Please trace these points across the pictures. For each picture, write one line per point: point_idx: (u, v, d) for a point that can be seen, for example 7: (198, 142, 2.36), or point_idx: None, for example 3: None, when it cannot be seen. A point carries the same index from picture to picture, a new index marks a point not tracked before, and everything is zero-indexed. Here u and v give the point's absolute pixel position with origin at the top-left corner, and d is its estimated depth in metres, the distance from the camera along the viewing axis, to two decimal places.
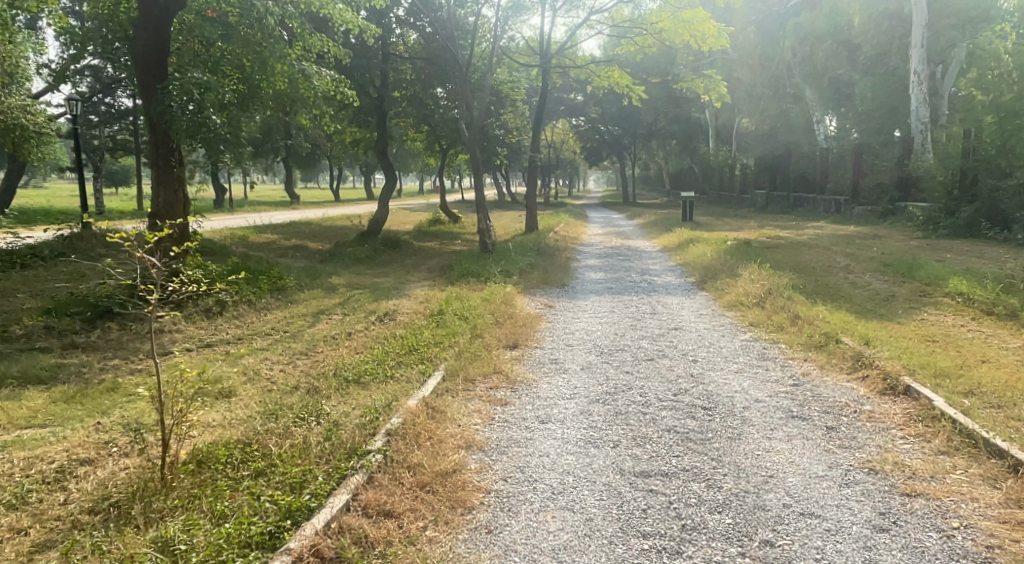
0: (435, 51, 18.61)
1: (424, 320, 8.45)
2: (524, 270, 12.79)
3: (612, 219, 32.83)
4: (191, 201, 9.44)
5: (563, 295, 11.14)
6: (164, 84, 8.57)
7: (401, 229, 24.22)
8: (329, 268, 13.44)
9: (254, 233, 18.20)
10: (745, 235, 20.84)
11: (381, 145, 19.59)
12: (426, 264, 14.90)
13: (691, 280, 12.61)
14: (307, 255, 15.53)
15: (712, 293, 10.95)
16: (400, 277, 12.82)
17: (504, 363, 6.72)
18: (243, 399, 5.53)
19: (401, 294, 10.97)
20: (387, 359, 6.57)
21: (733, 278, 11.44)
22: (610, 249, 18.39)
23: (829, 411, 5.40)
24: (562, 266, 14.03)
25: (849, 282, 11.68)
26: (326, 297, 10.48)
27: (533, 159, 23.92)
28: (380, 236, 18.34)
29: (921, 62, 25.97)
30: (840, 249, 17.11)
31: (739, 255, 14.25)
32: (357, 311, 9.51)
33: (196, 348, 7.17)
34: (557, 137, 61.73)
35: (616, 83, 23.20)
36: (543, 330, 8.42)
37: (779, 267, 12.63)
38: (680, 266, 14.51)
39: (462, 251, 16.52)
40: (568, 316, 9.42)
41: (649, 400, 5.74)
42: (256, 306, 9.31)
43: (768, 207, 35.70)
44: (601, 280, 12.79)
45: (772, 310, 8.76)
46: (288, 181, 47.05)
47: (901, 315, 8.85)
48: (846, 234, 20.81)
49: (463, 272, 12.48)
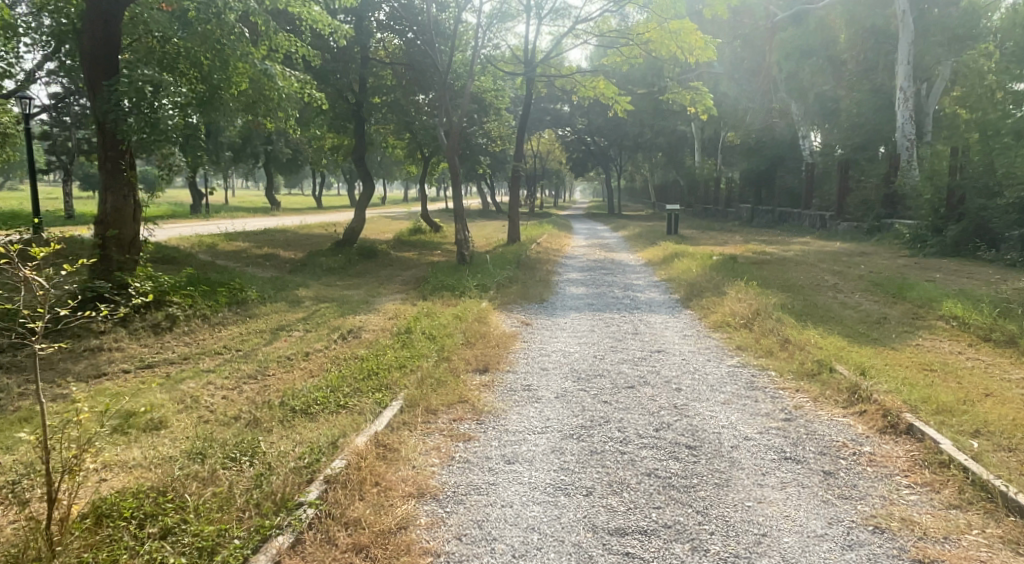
0: (415, 57, 18.10)
1: (389, 340, 7.89)
2: (502, 284, 12.24)
3: (596, 231, 32.43)
4: (142, 208, 8.86)
5: (541, 311, 10.60)
6: (112, 81, 7.98)
7: (379, 238, 23.64)
8: (298, 279, 12.86)
9: (224, 241, 17.56)
10: (730, 250, 20.45)
11: (358, 151, 19.02)
12: (401, 276, 14.34)
13: (675, 297, 12.12)
14: (278, 265, 14.93)
15: (697, 311, 10.47)
16: (371, 289, 12.25)
17: (471, 390, 6.16)
18: (173, 434, 4.97)
19: (370, 308, 10.40)
20: (343, 384, 6.00)
21: (718, 296, 10.96)
22: (593, 263, 17.89)
23: (826, 453, 4.89)
24: (542, 280, 13.51)
25: (840, 302, 11.24)
26: (289, 312, 9.88)
27: (517, 169, 23.41)
28: (356, 245, 17.76)
29: (907, 79, 25.87)
30: (827, 266, 16.74)
31: (726, 272, 13.80)
32: (320, 327, 8.93)
33: (134, 370, 6.58)
34: (543, 147, 61.36)
35: (602, 94, 22.70)
36: (517, 351, 7.86)
37: (766, 285, 12.19)
38: (664, 282, 14.04)
39: (440, 262, 15.97)
40: (545, 336, 8.87)
41: (628, 436, 5.19)
42: (211, 321, 8.72)
43: (753, 222, 35.46)
44: (582, 296, 12.27)
45: (759, 334, 8.26)
46: (269, 187, 46.28)
47: (895, 340, 8.38)
48: (832, 251, 20.49)
49: (438, 285, 11.92)
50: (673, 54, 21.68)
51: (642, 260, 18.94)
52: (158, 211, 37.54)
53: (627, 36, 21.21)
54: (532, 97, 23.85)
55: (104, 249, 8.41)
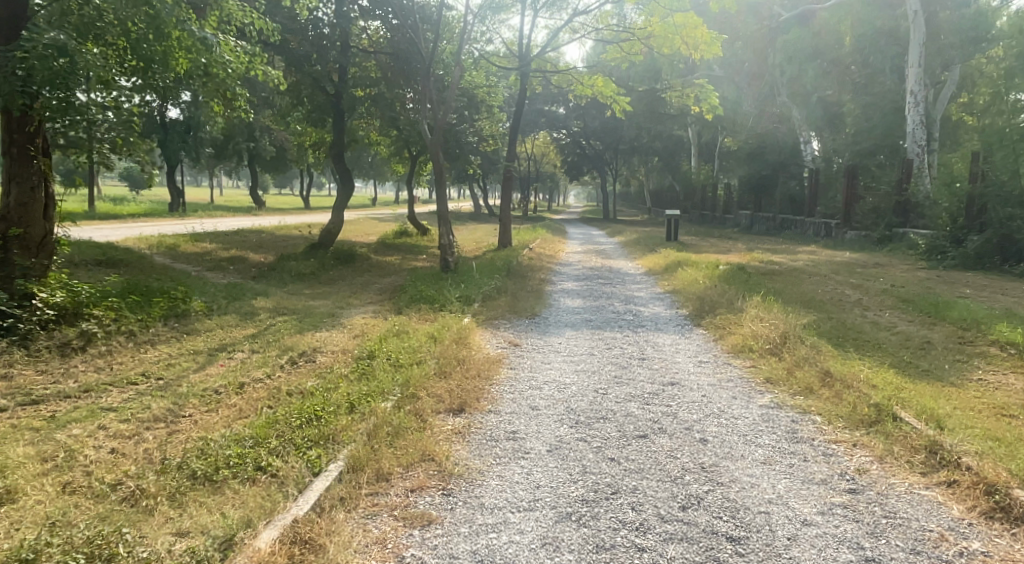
0: (400, 45, 16.67)
1: (346, 368, 6.50)
2: (489, 296, 10.86)
3: (592, 236, 31.06)
4: (55, 201, 7.57)
5: (532, 328, 9.23)
6: (10, 45, 6.57)
7: (361, 240, 22.25)
8: (259, 286, 11.47)
9: (188, 241, 16.16)
10: (735, 259, 19.14)
11: (337, 147, 17.62)
12: (378, 283, 13.00)
13: (683, 313, 10.78)
14: (242, 270, 13.55)
15: (711, 331, 9.15)
16: (340, 300, 10.89)
17: (440, 444, 4.78)
18: (15, 513, 3.60)
19: (336, 323, 9.01)
20: (272, 435, 4.62)
21: (733, 313, 9.64)
22: (589, 271, 16.59)
23: (918, 551, 3.58)
24: (533, 291, 12.17)
25: (869, 321, 9.93)
26: (239, 326, 8.51)
27: (510, 169, 21.99)
28: (333, 249, 16.40)
29: (918, 82, 24.78)
30: (843, 278, 15.45)
31: (737, 284, 12.48)
32: (270, 347, 7.54)
33: (11, 410, 5.18)
34: (537, 150, 60.00)
35: (600, 93, 21.30)
36: (501, 383, 6.48)
37: (784, 300, 10.86)
38: (669, 294, 12.73)
39: (423, 269, 14.61)
40: (536, 362, 7.47)
41: (646, 520, 3.82)
42: (138, 339, 7.32)
43: (753, 229, 34.27)
44: (578, 310, 10.90)
45: (790, 362, 6.94)
46: (253, 186, 44.81)
47: (951, 372, 7.05)
48: (843, 261, 19.24)
49: (415, 295, 10.56)
50: (676, 50, 20.31)
51: (642, 268, 17.62)
52: (134, 210, 36.06)
53: (628, 30, 19.87)
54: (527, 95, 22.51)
55: (6, 250, 7.05)
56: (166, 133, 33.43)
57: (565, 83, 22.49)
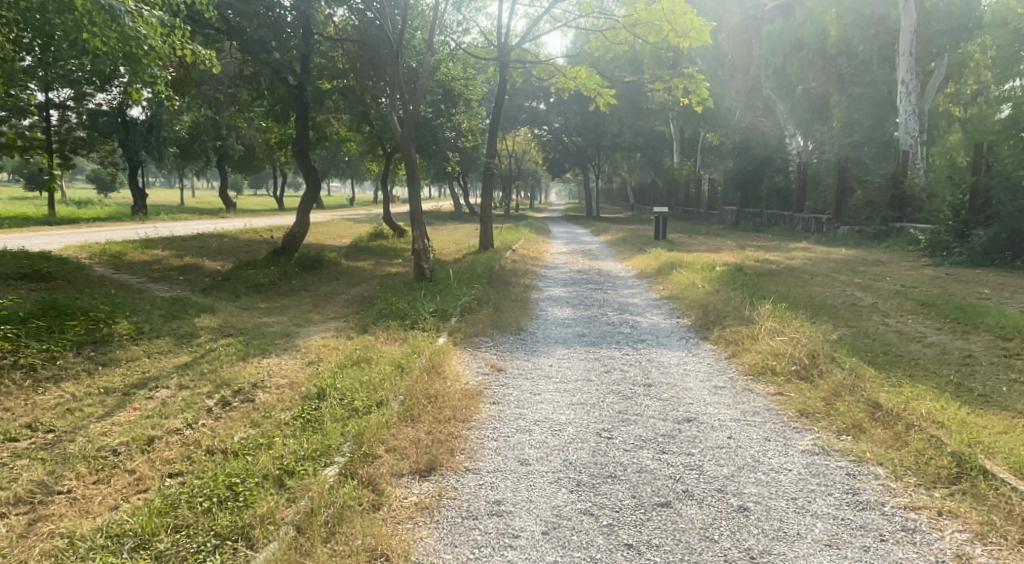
0: (369, 34, 15.35)
1: (288, 414, 5.25)
2: (468, 307, 9.63)
3: (576, 235, 29.89)
4: None
5: (517, 349, 8.01)
6: None
7: (332, 243, 20.91)
8: (206, 301, 10.19)
9: (138, 249, 14.82)
10: (729, 258, 18.02)
11: (301, 144, 16.30)
12: (344, 293, 11.73)
13: (686, 323, 9.62)
14: (193, 280, 12.26)
15: (721, 346, 8.00)
16: (298, 314, 9.64)
17: (399, 534, 3.57)
18: None
19: (288, 347, 7.76)
20: (165, 529, 3.39)
21: (744, 325, 8.47)
22: (577, 274, 15.41)
23: None
24: (517, 300, 10.96)
25: (893, 330, 8.81)
26: (172, 353, 7.25)
27: (490, 165, 20.71)
28: (298, 255, 15.11)
29: (909, 71, 23.94)
30: (849, 278, 14.37)
31: (739, 289, 11.35)
32: (201, 383, 6.28)
33: None
34: (517, 147, 58.70)
35: (584, 85, 20.02)
36: (480, 426, 5.26)
37: (796, 307, 9.75)
38: (666, 301, 11.56)
39: (395, 276, 13.35)
40: (523, 394, 6.25)
41: None
42: (38, 375, 6.05)
43: (739, 225, 33.36)
44: (568, 323, 9.68)
45: (828, 390, 5.78)
46: (223, 187, 43.21)
47: (1012, 395, 5.95)
48: (842, 259, 18.22)
49: (382, 310, 9.29)
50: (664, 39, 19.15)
51: (632, 270, 16.48)
52: (97, 214, 34.47)
53: (612, 19, 18.61)
54: (506, 88, 21.19)
55: None
56: (127, 133, 31.83)
57: (546, 76, 21.20)
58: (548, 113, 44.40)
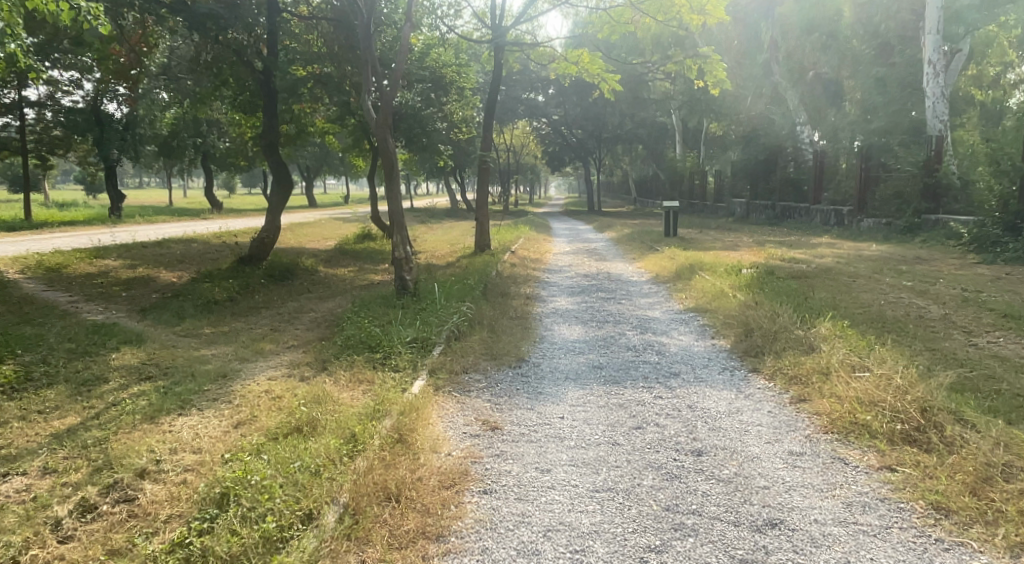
0: (342, 12, 13.52)
1: (174, 537, 3.48)
2: (456, 332, 7.82)
3: (578, 232, 28.09)
4: None
5: (515, 393, 6.18)
6: None
7: (312, 247, 19.09)
8: (139, 327, 8.40)
9: (85, 260, 13.07)
10: (752, 258, 16.14)
11: (270, 137, 14.51)
12: (314, 311, 9.94)
13: (724, 347, 7.83)
14: (135, 297, 10.48)
15: (780, 385, 6.20)
16: (248, 343, 7.84)
17: None
18: None
19: (219, 396, 5.96)
20: None
21: (807, 355, 6.69)
22: (584, 280, 13.59)
23: None
24: (516, 319, 9.12)
25: (988, 355, 6.97)
26: (54, 411, 5.45)
27: (485, 159, 18.82)
28: (267, 263, 13.34)
29: (936, 51, 22.07)
30: (895, 282, 12.49)
31: (782, 300, 9.52)
32: (76, 462, 4.51)
33: None
34: (516, 140, 56.64)
35: (586, 70, 18.09)
36: (464, 551, 3.48)
37: (862, 327, 7.92)
38: (694, 316, 9.71)
39: (376, 288, 11.54)
40: (525, 474, 4.45)
41: None
42: None
43: (750, 218, 31.52)
44: (578, 348, 7.84)
45: (973, 473, 4.09)
46: (207, 186, 41.32)
47: None
48: (878, 256, 16.36)
49: (350, 337, 7.47)
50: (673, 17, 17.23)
51: (645, 273, 14.67)
52: (75, 216, 32.65)
53: None
54: (502, 75, 19.32)
55: None
56: (102, 129, 29.43)
57: (544, 61, 19.32)
58: (546, 105, 42.21)
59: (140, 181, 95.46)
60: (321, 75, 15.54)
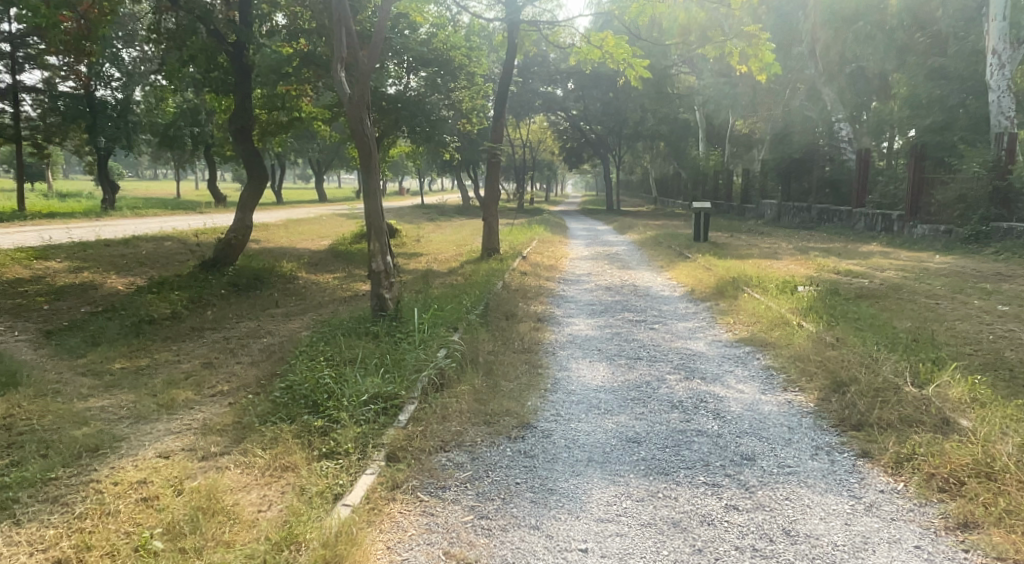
0: None
1: None
2: (437, 380, 5.75)
3: (597, 234, 25.96)
4: None
5: (511, 492, 4.08)
6: None
7: (299, 247, 17.16)
8: (27, 358, 6.40)
9: (24, 261, 11.16)
10: (801, 270, 13.86)
11: (244, 123, 12.51)
12: (269, 335, 7.91)
13: (805, 407, 5.67)
14: (57, 312, 8.52)
15: (917, 491, 4.10)
16: (159, 388, 5.81)
17: None
18: None
19: (65, 493, 3.92)
20: None
21: (949, 442, 4.56)
22: (605, 295, 11.41)
23: None
24: (520, 355, 6.98)
25: None
26: None
27: (495, 152, 16.69)
28: (234, 269, 11.39)
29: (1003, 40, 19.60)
30: (986, 306, 10.21)
31: (868, 335, 7.35)
32: None
33: None
34: (533, 135, 54.37)
35: (610, 55, 15.77)
36: None
37: (999, 386, 5.71)
38: (749, 352, 7.51)
39: (356, 304, 9.51)
40: None
41: None
42: None
43: (783, 220, 29.17)
44: (602, 405, 5.68)
45: None
46: (212, 179, 39.54)
47: None
48: (948, 271, 14.04)
49: (291, 384, 5.43)
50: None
51: (678, 287, 12.53)
52: (69, 208, 31.11)
53: None
54: (515, 60, 17.12)
55: None
56: (95, 116, 26.59)
57: (563, 46, 17.08)
58: (566, 98, 40.09)
59: (154, 172, 94.19)
60: (308, 53, 13.33)
